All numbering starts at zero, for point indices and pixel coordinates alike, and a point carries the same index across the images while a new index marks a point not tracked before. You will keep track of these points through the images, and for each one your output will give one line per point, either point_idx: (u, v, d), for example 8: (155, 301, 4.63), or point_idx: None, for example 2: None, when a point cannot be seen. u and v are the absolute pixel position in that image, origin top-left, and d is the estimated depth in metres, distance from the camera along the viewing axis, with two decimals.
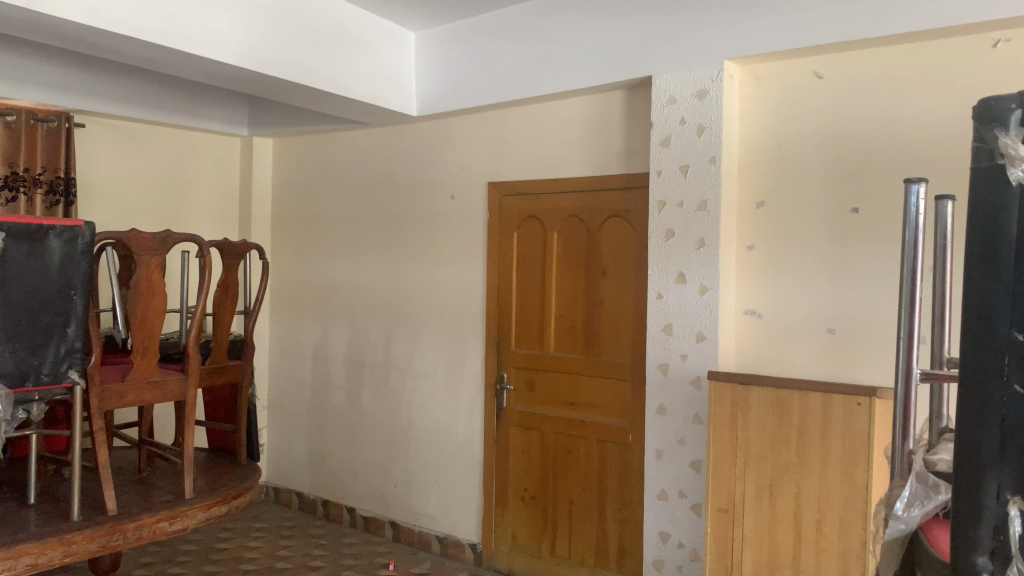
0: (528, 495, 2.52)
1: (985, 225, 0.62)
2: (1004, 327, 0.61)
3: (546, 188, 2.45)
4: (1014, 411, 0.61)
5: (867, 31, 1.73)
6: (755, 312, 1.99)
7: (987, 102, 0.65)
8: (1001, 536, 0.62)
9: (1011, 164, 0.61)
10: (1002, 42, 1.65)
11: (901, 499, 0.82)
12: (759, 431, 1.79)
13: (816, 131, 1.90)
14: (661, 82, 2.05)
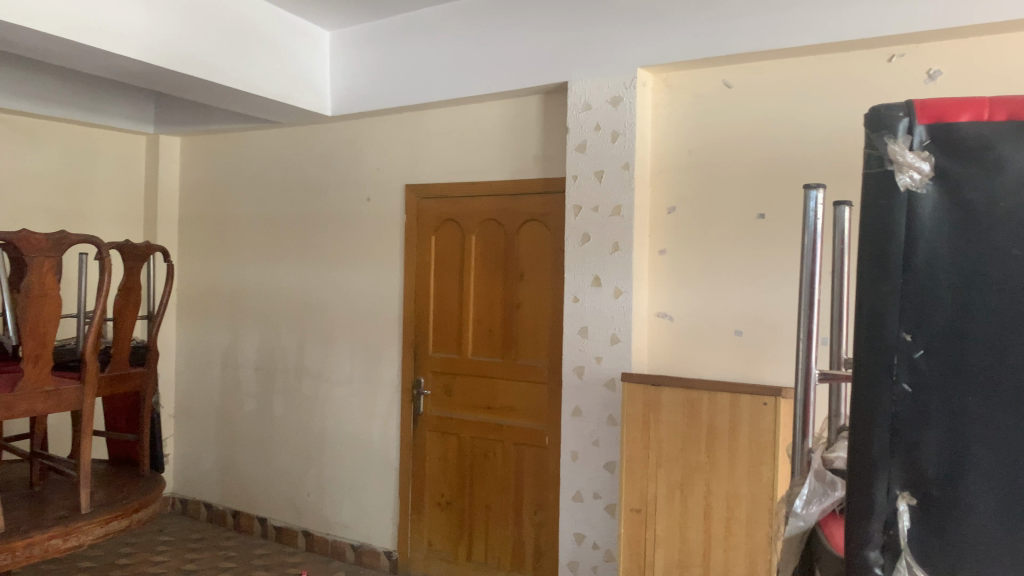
0: (444, 501, 2.50)
1: (875, 231, 0.65)
2: (892, 328, 0.64)
3: (463, 191, 2.44)
4: (903, 408, 0.64)
5: (774, 43, 1.78)
6: (667, 314, 2.03)
7: (877, 110, 0.66)
8: (890, 531, 0.65)
9: (899, 171, 0.63)
10: (896, 57, 1.73)
11: (800, 496, 0.84)
12: (670, 432, 1.82)
13: (725, 139, 1.95)
14: (577, 88, 2.07)
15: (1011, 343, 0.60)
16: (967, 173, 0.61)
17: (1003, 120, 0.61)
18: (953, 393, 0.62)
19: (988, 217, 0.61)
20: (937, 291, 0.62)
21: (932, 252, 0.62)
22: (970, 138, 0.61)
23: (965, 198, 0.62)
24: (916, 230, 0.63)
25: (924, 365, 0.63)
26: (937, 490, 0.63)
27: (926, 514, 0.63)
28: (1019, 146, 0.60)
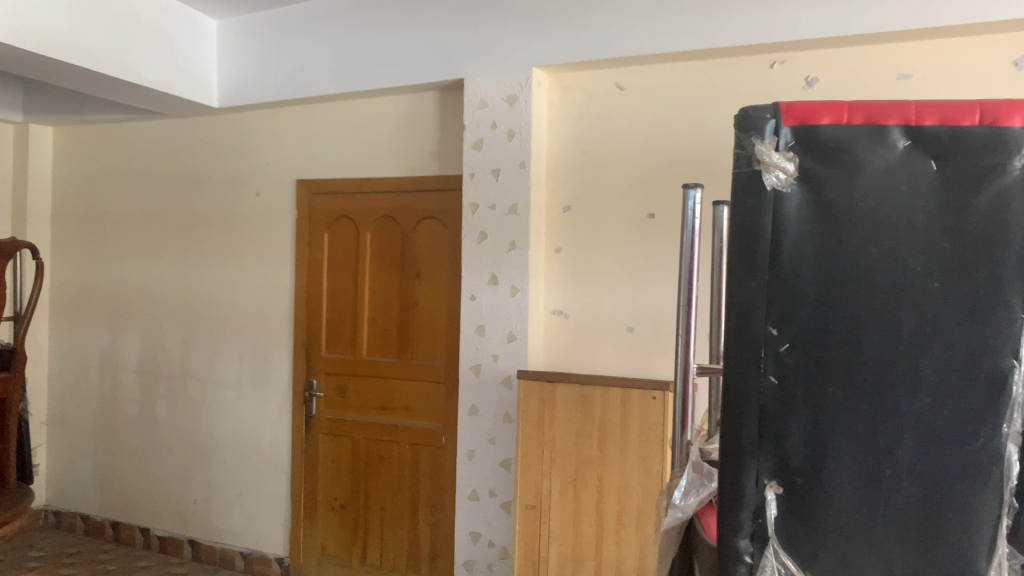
0: (338, 504, 2.45)
1: (743, 227, 0.66)
2: (759, 323, 0.66)
3: (358, 187, 2.39)
4: (771, 400, 0.66)
5: (665, 46, 1.82)
6: (562, 312, 2.05)
7: (746, 112, 0.67)
8: (759, 519, 0.67)
9: (765, 171, 0.65)
10: (777, 63, 1.80)
11: (678, 487, 0.86)
12: (564, 429, 1.84)
13: (618, 140, 1.98)
14: (473, 86, 2.06)
15: (867, 337, 0.63)
16: (829, 174, 0.64)
17: (861, 122, 0.64)
18: (816, 385, 0.65)
19: (848, 216, 0.64)
20: (800, 287, 0.65)
21: (796, 249, 0.65)
22: (832, 140, 0.64)
23: (827, 198, 0.64)
24: (782, 228, 0.65)
25: (790, 358, 0.65)
26: (801, 480, 0.65)
27: (791, 501, 0.66)
28: (876, 149, 0.63)
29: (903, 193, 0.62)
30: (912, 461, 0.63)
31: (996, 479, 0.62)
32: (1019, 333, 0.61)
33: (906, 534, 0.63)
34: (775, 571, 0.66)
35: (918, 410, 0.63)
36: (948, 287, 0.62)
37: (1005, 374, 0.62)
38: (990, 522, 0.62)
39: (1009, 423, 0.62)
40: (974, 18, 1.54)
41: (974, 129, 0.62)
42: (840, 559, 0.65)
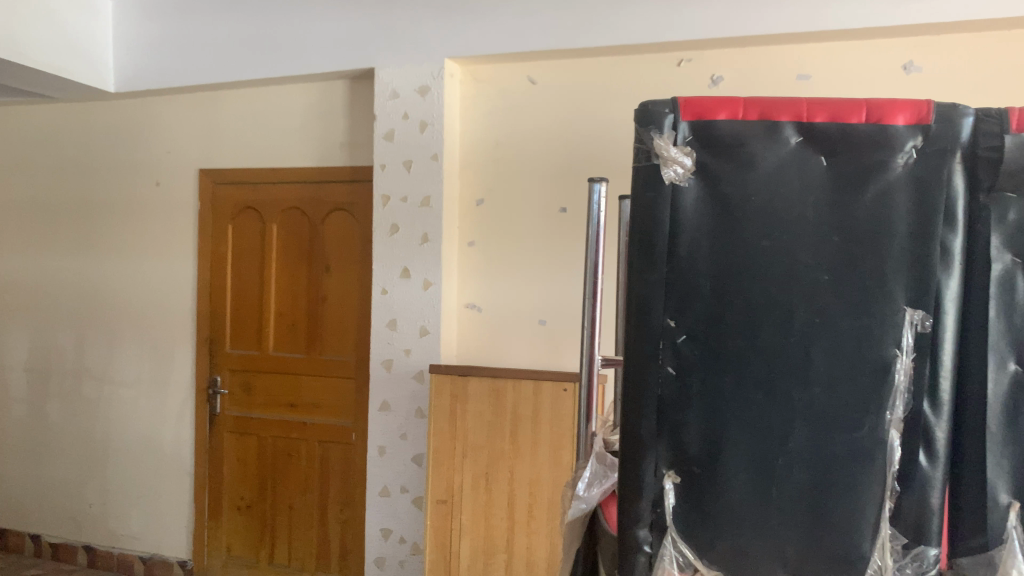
0: (245, 504, 2.39)
1: (643, 221, 0.67)
2: (657, 314, 0.67)
3: (264, 177, 2.32)
4: (669, 390, 0.67)
5: (576, 40, 1.83)
6: (476, 305, 2.04)
7: (646, 106, 0.67)
8: (658, 509, 0.68)
9: (664, 165, 0.66)
10: (684, 62, 1.83)
11: (583, 479, 0.86)
12: (476, 422, 1.83)
13: (530, 134, 1.98)
14: (384, 75, 2.02)
15: (761, 328, 0.65)
16: (725, 168, 0.65)
17: (756, 119, 0.65)
18: (712, 375, 0.66)
19: (742, 209, 0.65)
20: (696, 279, 0.66)
21: (693, 243, 0.66)
22: (727, 135, 0.65)
23: (722, 192, 0.65)
24: (680, 221, 0.66)
25: (687, 349, 0.66)
26: (698, 468, 0.66)
27: (687, 490, 0.67)
28: (768, 144, 0.64)
29: (795, 188, 0.64)
30: (803, 449, 0.65)
31: (880, 463, 0.64)
32: (903, 322, 0.64)
33: (797, 519, 0.65)
34: (672, 558, 0.67)
35: (809, 399, 0.65)
36: (836, 279, 0.64)
37: (888, 363, 0.64)
38: (875, 506, 0.65)
39: (891, 409, 0.64)
40: (869, 22, 1.60)
41: (861, 127, 0.63)
42: (736, 546, 0.66)
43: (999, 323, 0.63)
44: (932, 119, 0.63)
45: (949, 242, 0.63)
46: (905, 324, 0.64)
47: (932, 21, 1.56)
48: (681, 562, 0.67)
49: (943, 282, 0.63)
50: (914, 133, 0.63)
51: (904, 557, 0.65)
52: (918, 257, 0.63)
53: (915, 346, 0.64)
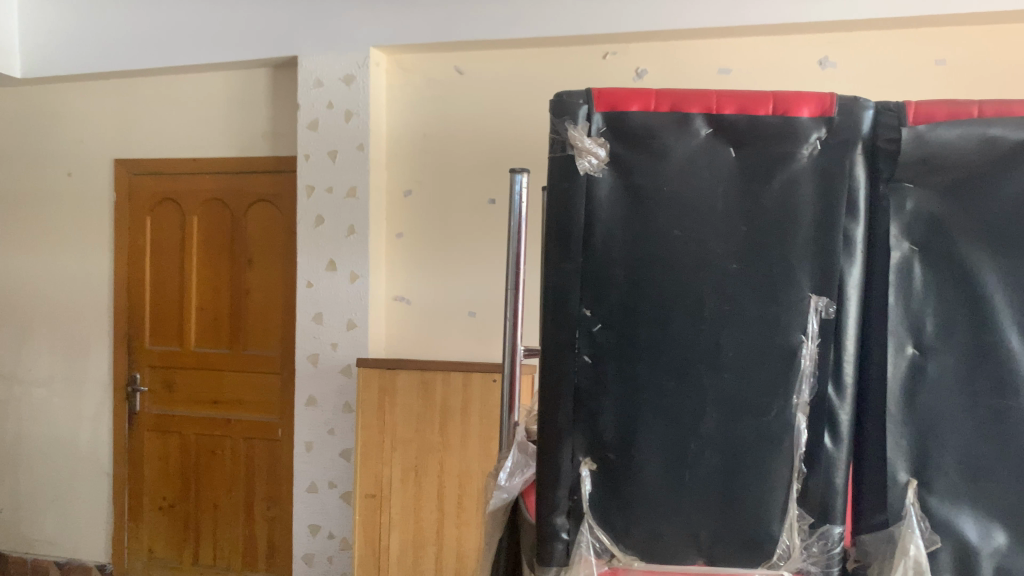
0: (167, 505, 2.32)
1: (558, 212, 0.67)
2: (574, 303, 0.67)
3: (184, 168, 2.25)
4: (585, 378, 0.67)
5: (502, 31, 1.82)
6: (405, 298, 2.01)
7: (560, 98, 0.68)
8: (575, 496, 0.68)
9: (579, 155, 0.66)
10: (609, 55, 1.85)
11: (504, 468, 0.86)
12: (405, 415, 1.82)
13: (459, 125, 1.97)
14: (308, 64, 1.97)
15: (673, 316, 0.66)
16: (637, 159, 0.66)
17: (667, 111, 0.66)
18: (626, 364, 0.67)
19: (654, 199, 0.66)
20: (612, 269, 0.67)
21: (608, 232, 0.67)
22: (640, 126, 0.66)
23: (635, 183, 0.66)
24: (595, 211, 0.67)
25: (602, 338, 0.67)
26: (614, 455, 0.67)
27: (603, 476, 0.68)
28: (679, 136, 0.65)
29: (705, 178, 0.66)
30: (714, 433, 0.66)
31: (788, 445, 0.66)
32: (808, 309, 0.66)
33: (709, 503, 0.67)
34: (589, 545, 0.68)
35: (719, 384, 0.66)
36: (745, 268, 0.66)
37: (794, 348, 0.66)
38: (783, 488, 0.66)
39: (798, 393, 0.66)
40: (786, 18, 1.64)
41: (768, 119, 0.65)
42: (650, 531, 0.67)
43: (897, 309, 0.66)
44: (835, 111, 0.65)
45: (851, 232, 0.65)
46: (810, 311, 0.66)
47: (846, 19, 1.61)
48: (598, 547, 0.68)
49: (847, 271, 0.65)
50: (818, 125, 0.65)
51: (811, 536, 0.67)
52: (823, 246, 0.65)
53: (819, 331, 0.66)
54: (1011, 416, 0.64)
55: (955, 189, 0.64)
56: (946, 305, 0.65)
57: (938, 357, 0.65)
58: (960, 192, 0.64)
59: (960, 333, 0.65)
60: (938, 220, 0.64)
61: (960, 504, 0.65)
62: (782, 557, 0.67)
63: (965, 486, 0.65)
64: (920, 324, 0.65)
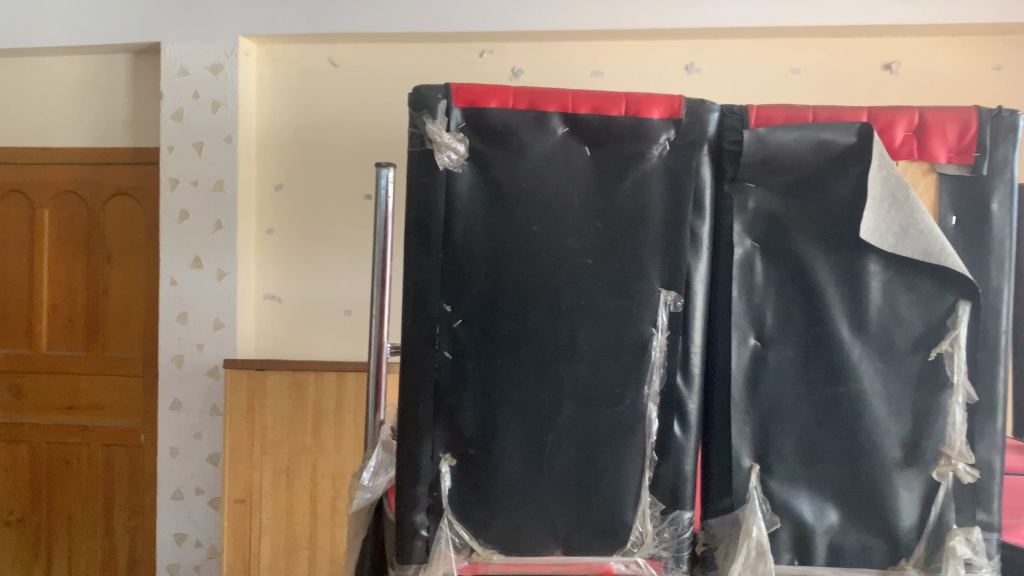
0: (15, 519, 2.17)
1: (418, 207, 0.66)
2: (434, 299, 0.67)
3: (33, 157, 2.09)
4: (445, 375, 0.67)
5: (377, 25, 1.75)
6: (276, 296, 1.89)
7: (418, 91, 0.67)
8: (435, 492, 0.68)
9: (438, 150, 0.66)
10: (486, 53, 1.79)
11: (368, 468, 0.84)
12: (275, 416, 1.76)
13: (335, 119, 1.86)
14: (171, 51, 1.84)
15: (532, 310, 0.67)
16: (495, 155, 0.66)
17: (524, 109, 0.67)
18: (486, 360, 0.67)
19: (513, 196, 0.67)
20: (472, 264, 0.67)
21: (468, 227, 0.67)
22: (497, 123, 0.66)
23: (495, 178, 0.66)
24: (455, 206, 0.66)
25: (462, 333, 0.67)
26: (474, 449, 0.67)
27: (462, 471, 0.68)
28: (536, 133, 0.66)
29: (562, 175, 0.67)
30: (571, 425, 0.68)
31: (640, 434, 0.68)
32: (657, 303, 0.68)
33: (566, 493, 0.68)
34: (449, 541, 0.68)
35: (576, 376, 0.67)
36: (600, 263, 0.67)
37: (645, 341, 0.68)
38: (636, 476, 0.69)
39: (649, 384, 0.68)
40: (656, 23, 1.66)
41: (621, 118, 0.67)
42: (509, 523, 0.68)
43: (740, 302, 0.69)
44: (682, 114, 0.67)
45: (697, 229, 0.68)
46: (660, 304, 0.68)
47: (718, 26, 1.64)
48: (457, 543, 0.68)
49: (693, 266, 0.68)
50: (667, 126, 0.67)
51: (663, 522, 0.69)
52: (671, 242, 0.67)
53: (668, 324, 0.68)
54: (843, 404, 0.68)
55: (792, 189, 0.68)
56: (785, 299, 0.69)
57: (778, 348, 0.69)
58: (797, 191, 0.68)
59: (797, 326, 0.69)
60: (777, 219, 0.68)
61: (797, 486, 0.69)
62: (635, 544, 0.69)
63: (802, 470, 0.69)
64: (761, 316, 0.69)
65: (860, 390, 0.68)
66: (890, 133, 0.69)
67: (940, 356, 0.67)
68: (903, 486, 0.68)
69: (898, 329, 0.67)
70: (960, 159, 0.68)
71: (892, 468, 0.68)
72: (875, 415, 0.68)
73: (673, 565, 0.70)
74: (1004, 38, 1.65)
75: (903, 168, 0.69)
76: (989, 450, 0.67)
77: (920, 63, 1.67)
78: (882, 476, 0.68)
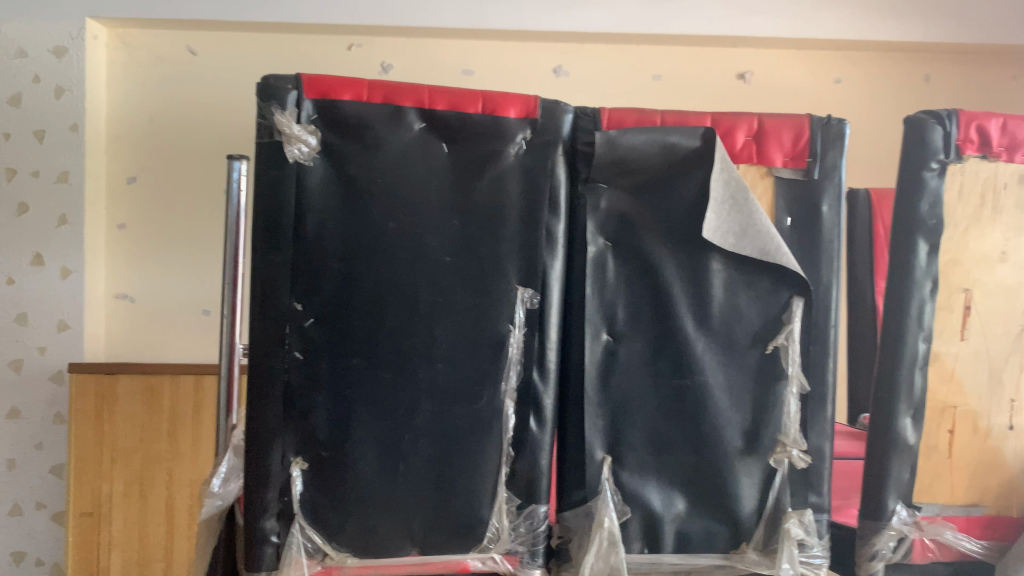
0: None
1: (267, 201, 0.64)
2: (284, 297, 0.64)
3: None
4: (296, 376, 0.65)
5: (238, 14, 1.60)
6: (128, 295, 1.69)
7: (267, 81, 0.64)
8: (285, 497, 0.66)
9: (287, 142, 0.63)
10: (354, 46, 1.70)
11: (218, 475, 0.79)
12: (126, 422, 1.59)
13: (196, 109, 1.70)
14: (6, 28, 1.59)
15: (387, 309, 0.66)
16: (349, 149, 0.65)
17: (380, 103, 0.66)
18: (339, 360, 0.65)
19: (367, 191, 0.65)
20: (325, 260, 0.65)
21: (319, 222, 0.65)
22: (351, 116, 0.65)
23: (349, 173, 0.65)
24: (305, 200, 0.64)
25: (314, 333, 0.65)
26: (327, 452, 0.66)
27: (313, 475, 0.66)
28: (392, 128, 0.65)
29: (418, 170, 0.66)
30: (426, 424, 0.67)
31: (497, 431, 0.69)
32: (514, 301, 0.68)
33: (422, 493, 0.67)
34: (300, 546, 0.66)
35: (433, 375, 0.67)
36: (457, 261, 0.67)
37: (503, 338, 0.68)
38: (492, 473, 0.69)
39: (506, 380, 0.69)
40: (520, 25, 1.63)
41: (477, 116, 0.67)
42: (363, 525, 0.67)
43: (594, 299, 0.71)
44: (538, 114, 0.68)
45: (553, 228, 0.69)
46: (517, 302, 0.69)
47: (588, 30, 1.64)
48: (310, 547, 0.67)
49: (550, 264, 0.69)
50: (523, 126, 0.68)
51: (518, 517, 0.70)
52: (527, 240, 0.68)
53: (525, 321, 0.69)
54: (689, 396, 0.71)
55: (643, 190, 0.70)
56: (634, 296, 0.71)
57: (628, 343, 0.71)
58: (647, 193, 0.70)
59: (646, 322, 0.71)
60: (627, 218, 0.70)
61: (647, 477, 0.71)
62: (492, 540, 0.69)
63: (651, 460, 0.71)
64: (613, 312, 0.71)
65: (704, 382, 0.71)
66: (733, 138, 0.72)
67: (777, 349, 0.71)
68: (744, 472, 0.71)
69: (739, 324, 0.71)
70: (795, 164, 0.72)
71: (734, 457, 0.71)
72: (718, 406, 0.71)
73: (529, 560, 0.71)
74: (843, 53, 1.78)
75: (744, 171, 0.72)
76: (820, 437, 0.72)
77: (770, 72, 1.77)
78: (725, 464, 0.71)
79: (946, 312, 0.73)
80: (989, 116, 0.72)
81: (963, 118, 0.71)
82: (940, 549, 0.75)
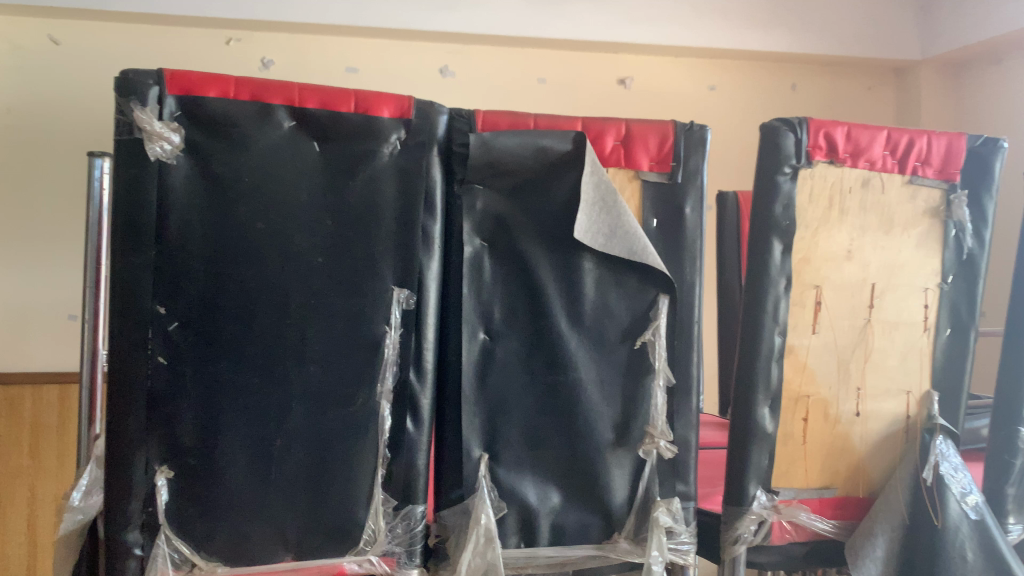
0: None
1: (126, 200, 0.61)
2: (145, 300, 0.62)
3: None
4: (158, 381, 0.63)
5: (107, 3, 1.50)
6: None
7: (126, 74, 0.62)
8: (150, 507, 0.63)
9: (148, 139, 0.61)
10: (233, 41, 1.63)
11: (79, 487, 0.75)
12: None
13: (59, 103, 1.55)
14: None
15: (257, 310, 0.65)
16: (215, 147, 0.63)
17: (248, 100, 0.64)
18: (207, 364, 0.64)
19: (234, 189, 0.64)
20: (189, 262, 0.63)
21: (183, 222, 0.63)
22: (217, 113, 0.63)
23: (215, 171, 0.63)
24: (168, 199, 0.62)
25: (178, 336, 0.63)
26: (194, 459, 0.64)
27: (178, 483, 0.64)
28: (261, 126, 0.64)
29: (288, 169, 0.65)
30: (299, 427, 0.66)
31: (372, 432, 0.68)
32: (390, 301, 0.68)
33: (295, 498, 0.66)
34: (166, 557, 0.64)
35: (305, 378, 0.66)
36: (329, 261, 0.66)
37: (379, 339, 0.68)
38: (368, 475, 0.69)
39: (382, 381, 0.68)
40: (409, 24, 1.62)
41: (350, 115, 0.66)
42: (234, 533, 0.65)
43: (470, 299, 0.71)
44: (412, 114, 0.68)
45: (429, 228, 0.70)
46: (393, 302, 0.68)
47: (474, 32, 1.65)
48: (176, 559, 0.64)
49: (426, 264, 0.70)
50: (397, 126, 0.68)
51: (395, 518, 0.70)
52: (402, 241, 0.68)
53: (401, 321, 0.69)
54: (562, 391, 0.73)
55: (517, 191, 0.71)
56: (508, 295, 0.72)
57: (504, 341, 0.72)
58: (521, 194, 0.71)
59: (522, 319, 0.73)
60: (501, 219, 0.71)
61: (523, 472, 0.72)
62: (368, 542, 0.69)
63: (527, 456, 0.73)
64: (489, 311, 0.72)
65: (577, 377, 0.73)
66: (602, 141, 0.74)
67: (644, 344, 0.74)
68: (615, 464, 0.74)
69: (609, 320, 0.74)
70: (660, 168, 0.75)
71: (606, 449, 0.74)
72: (590, 400, 0.73)
73: (406, 560, 0.71)
74: (715, 61, 1.86)
75: (612, 173, 0.75)
76: (686, 427, 0.75)
77: (648, 79, 1.83)
78: (597, 456, 0.73)
79: (799, 308, 0.78)
80: (836, 124, 0.77)
81: (813, 126, 0.76)
82: (796, 529, 0.81)
